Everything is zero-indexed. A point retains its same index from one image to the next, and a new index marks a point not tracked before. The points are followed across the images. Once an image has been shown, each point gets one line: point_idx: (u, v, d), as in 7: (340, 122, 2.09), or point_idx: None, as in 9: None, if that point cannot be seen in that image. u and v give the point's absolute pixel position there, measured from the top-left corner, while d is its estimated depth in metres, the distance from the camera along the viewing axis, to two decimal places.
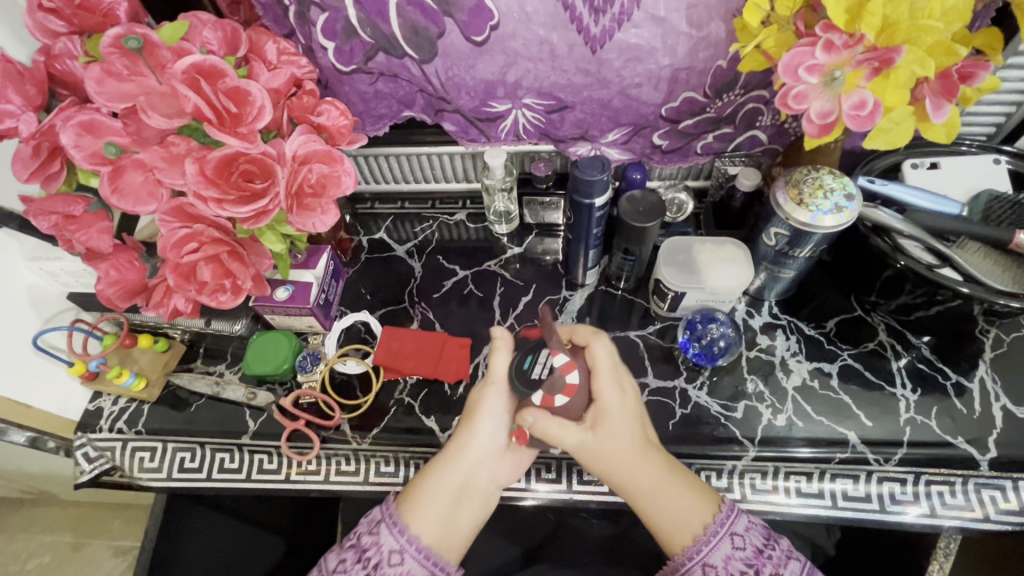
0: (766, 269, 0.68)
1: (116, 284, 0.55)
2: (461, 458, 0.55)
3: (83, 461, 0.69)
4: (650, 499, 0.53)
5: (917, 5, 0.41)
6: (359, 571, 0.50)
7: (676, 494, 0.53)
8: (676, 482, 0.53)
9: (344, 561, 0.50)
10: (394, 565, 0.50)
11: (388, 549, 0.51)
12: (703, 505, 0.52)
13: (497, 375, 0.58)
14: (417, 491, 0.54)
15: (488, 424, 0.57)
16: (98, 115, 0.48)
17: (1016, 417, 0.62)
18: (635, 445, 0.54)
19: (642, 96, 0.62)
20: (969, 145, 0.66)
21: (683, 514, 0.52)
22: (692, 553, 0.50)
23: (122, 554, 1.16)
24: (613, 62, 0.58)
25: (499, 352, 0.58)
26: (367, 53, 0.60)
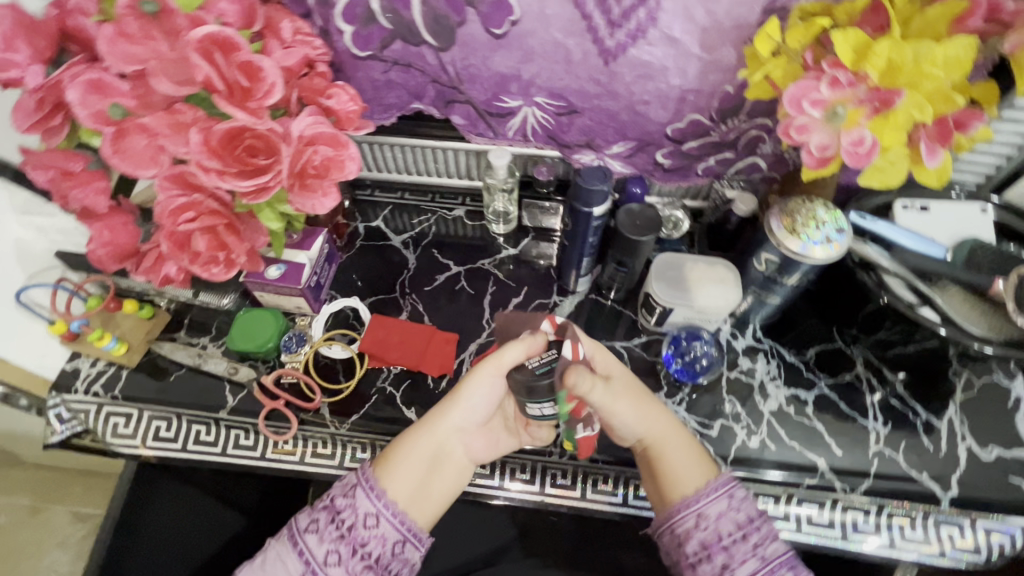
0: (754, 293, 0.70)
1: (109, 246, 0.54)
2: (437, 428, 0.56)
3: (55, 421, 0.69)
4: (655, 448, 0.57)
5: (920, 51, 0.43)
6: (332, 533, 0.49)
7: (679, 445, 0.57)
8: (678, 436, 0.57)
9: (316, 521, 0.50)
10: (367, 527, 0.50)
11: (363, 513, 0.50)
12: (702, 466, 0.56)
13: (500, 365, 0.54)
14: (394, 454, 0.54)
15: (471, 400, 0.56)
16: (106, 74, 0.48)
17: (980, 458, 0.64)
18: (640, 397, 0.58)
19: (650, 113, 0.63)
20: (958, 194, 0.68)
21: (686, 463, 0.55)
22: (692, 502, 0.53)
23: (82, 521, 1.16)
24: (624, 77, 0.59)
25: (513, 346, 0.54)
26: (384, 40, 0.60)
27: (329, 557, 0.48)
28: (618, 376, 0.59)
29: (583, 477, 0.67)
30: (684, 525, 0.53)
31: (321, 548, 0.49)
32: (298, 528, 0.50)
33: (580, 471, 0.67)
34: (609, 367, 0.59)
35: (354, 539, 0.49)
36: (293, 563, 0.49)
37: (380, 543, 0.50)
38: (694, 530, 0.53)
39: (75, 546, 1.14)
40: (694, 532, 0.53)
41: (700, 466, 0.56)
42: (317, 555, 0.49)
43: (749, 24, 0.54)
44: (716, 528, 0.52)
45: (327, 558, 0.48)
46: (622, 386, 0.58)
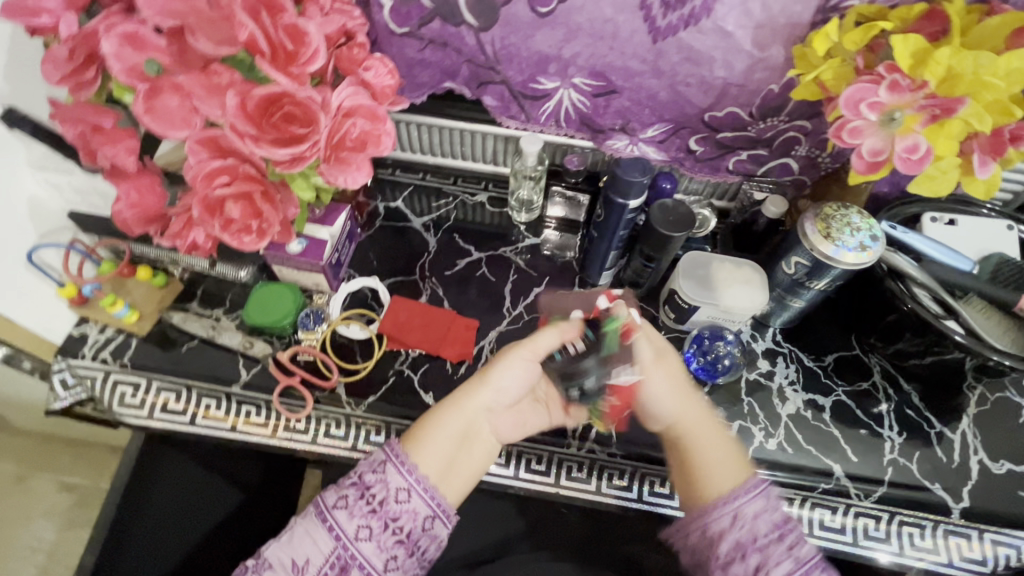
0: (778, 296, 0.70)
1: (137, 208, 0.53)
2: (468, 405, 0.56)
3: (59, 387, 0.67)
4: (693, 447, 0.57)
5: (981, 61, 0.43)
6: (361, 508, 0.50)
7: (717, 444, 0.56)
8: (718, 437, 0.58)
9: (345, 497, 0.50)
10: (399, 502, 0.51)
11: (395, 487, 0.51)
12: (736, 466, 0.55)
13: (535, 346, 0.57)
14: (423, 429, 0.54)
15: (503, 378, 0.57)
16: (143, 28, 0.46)
17: (991, 472, 0.65)
18: (680, 401, 0.59)
19: (689, 95, 0.62)
20: (990, 208, 0.68)
21: (718, 458, 0.55)
22: (727, 500, 0.52)
23: (69, 490, 1.14)
24: (671, 55, 0.58)
25: (550, 331, 0.57)
26: (423, 18, 0.59)
27: (360, 532, 0.49)
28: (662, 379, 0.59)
29: (601, 472, 0.66)
30: (717, 526, 0.52)
31: (352, 523, 0.50)
32: (327, 505, 0.51)
33: (596, 465, 0.66)
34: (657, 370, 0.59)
35: (384, 514, 0.50)
36: (323, 539, 0.49)
37: (411, 518, 0.51)
38: (730, 529, 0.52)
39: (63, 514, 1.13)
40: (726, 535, 0.52)
41: (736, 465, 0.55)
42: (347, 529, 0.49)
43: (801, 24, 0.53)
44: (751, 527, 0.51)
45: (357, 532, 0.49)
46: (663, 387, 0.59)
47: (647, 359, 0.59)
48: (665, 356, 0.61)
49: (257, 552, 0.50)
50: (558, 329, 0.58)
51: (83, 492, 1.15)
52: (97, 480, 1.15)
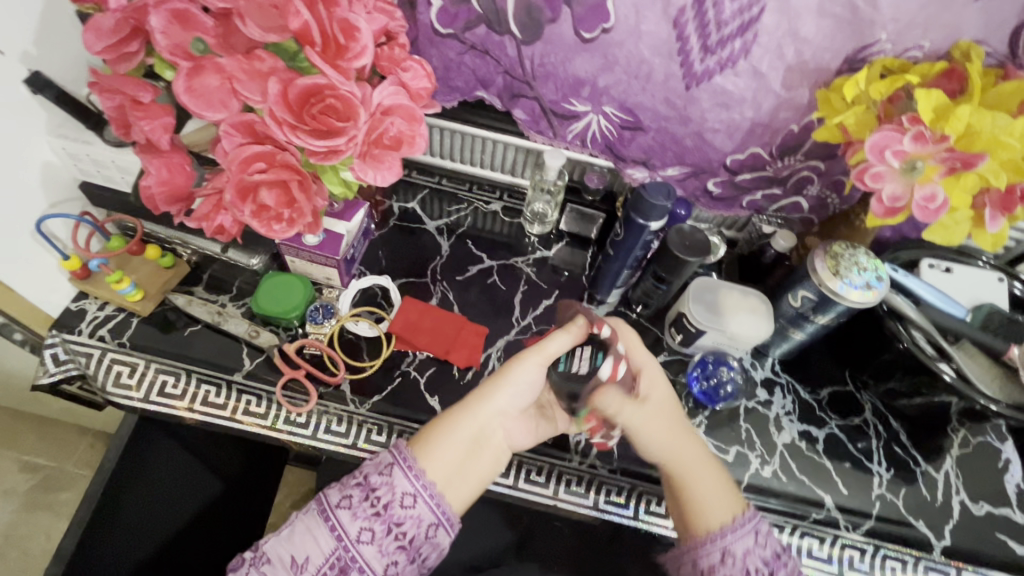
0: (781, 326, 0.72)
1: (165, 185, 0.52)
2: (481, 412, 0.55)
3: (50, 361, 0.65)
4: (686, 476, 0.55)
5: (999, 121, 0.46)
6: (366, 510, 0.49)
7: (708, 475, 0.55)
8: (712, 465, 0.56)
9: (349, 497, 0.50)
10: (403, 507, 0.50)
11: (400, 492, 0.50)
12: (729, 499, 0.54)
13: (547, 351, 0.56)
14: (432, 433, 0.53)
15: (516, 386, 0.56)
16: (193, 6, 0.45)
17: (971, 512, 0.67)
18: (674, 422, 0.57)
19: (715, 141, 0.64)
20: (985, 260, 0.72)
21: (712, 495, 0.53)
22: (716, 537, 0.51)
23: (31, 470, 1.09)
24: (702, 102, 0.60)
25: (561, 333, 0.57)
26: (469, 21, 0.59)
27: (362, 535, 0.49)
28: (660, 400, 0.58)
29: (598, 486, 0.67)
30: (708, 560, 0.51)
31: (354, 525, 0.49)
32: (330, 504, 0.50)
33: (595, 480, 0.67)
34: (654, 388, 0.58)
35: (389, 518, 0.50)
36: (324, 537, 0.49)
37: (415, 524, 0.50)
38: (719, 566, 0.51)
39: (22, 496, 1.08)
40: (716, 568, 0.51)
41: (728, 498, 0.54)
42: (350, 531, 0.49)
43: (829, 70, 0.55)
44: (742, 565, 0.51)
45: (360, 535, 0.49)
46: (659, 409, 0.57)
47: (641, 418, 0.56)
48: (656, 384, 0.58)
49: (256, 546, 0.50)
50: (568, 334, 0.57)
51: (46, 473, 1.09)
52: (63, 462, 1.10)
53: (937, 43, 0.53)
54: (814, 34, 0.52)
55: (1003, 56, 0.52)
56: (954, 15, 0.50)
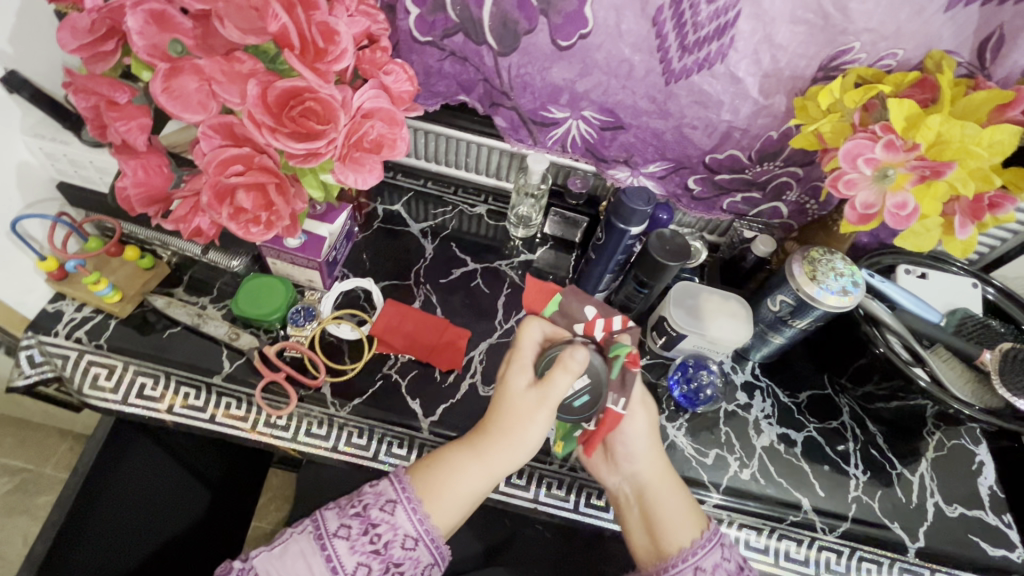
0: (761, 331, 0.72)
1: (142, 186, 0.51)
2: (495, 467, 0.54)
3: (26, 364, 0.64)
4: (656, 498, 0.60)
5: (968, 132, 0.47)
6: (364, 545, 0.50)
7: (674, 498, 0.60)
8: (675, 488, 0.61)
9: (348, 528, 0.51)
10: (405, 548, 0.51)
11: (404, 533, 0.52)
12: (690, 521, 0.58)
13: (557, 391, 0.54)
14: (441, 483, 0.53)
15: (531, 442, 0.55)
16: (170, 7, 0.45)
17: (945, 514, 0.68)
18: (652, 449, 0.62)
19: (694, 137, 0.64)
20: (959, 266, 0.72)
21: (676, 517, 0.58)
22: (689, 555, 0.56)
23: (9, 474, 1.08)
24: (681, 98, 0.61)
25: (566, 371, 0.53)
26: (447, 30, 0.60)
27: (359, 570, 0.50)
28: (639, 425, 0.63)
29: (579, 489, 0.67)
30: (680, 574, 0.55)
31: (352, 558, 0.50)
32: (327, 531, 0.51)
33: (576, 484, 0.67)
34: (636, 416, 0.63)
35: (388, 557, 0.51)
36: (318, 566, 0.50)
37: (413, 565, 0.52)
38: None
39: None
40: None
41: (689, 522, 0.58)
42: (346, 563, 0.50)
43: (804, 77, 0.56)
44: None
45: (356, 569, 0.50)
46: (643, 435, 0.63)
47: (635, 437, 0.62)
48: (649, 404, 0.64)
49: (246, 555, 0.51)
50: (573, 372, 0.53)
51: (25, 477, 1.08)
52: (41, 466, 1.09)
53: (909, 52, 0.53)
54: (787, 40, 0.53)
55: (973, 67, 0.54)
56: (925, 23, 0.51)
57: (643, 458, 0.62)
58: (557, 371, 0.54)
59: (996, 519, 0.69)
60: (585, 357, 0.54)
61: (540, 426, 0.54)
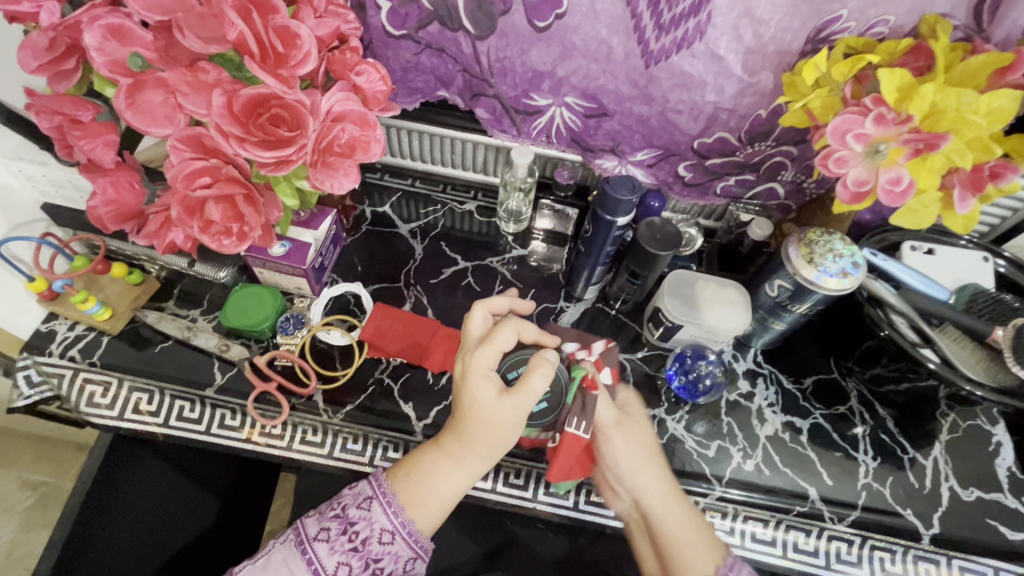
0: (760, 317, 0.70)
1: (112, 204, 0.52)
2: (473, 464, 0.53)
3: (24, 384, 0.65)
4: (664, 522, 0.57)
5: (964, 100, 0.44)
6: (343, 544, 0.51)
7: (684, 520, 0.57)
8: (689, 514, 0.57)
9: (327, 530, 0.52)
10: (382, 543, 0.52)
11: (379, 527, 0.52)
12: (707, 552, 0.55)
13: (531, 396, 0.51)
14: (415, 481, 0.53)
15: (508, 437, 0.52)
16: (128, 21, 0.44)
17: (960, 499, 0.66)
18: (654, 471, 0.59)
19: (680, 126, 0.63)
20: (967, 241, 0.69)
21: (689, 544, 0.55)
22: None
23: (30, 488, 1.10)
24: (662, 85, 0.59)
25: (540, 374, 0.51)
26: (421, 19, 0.58)
27: (339, 569, 0.50)
28: (625, 446, 0.60)
29: (578, 488, 0.67)
30: None
31: (331, 559, 0.51)
32: (308, 535, 0.52)
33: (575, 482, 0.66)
34: (618, 437, 0.60)
35: (366, 553, 0.51)
36: (300, 569, 0.51)
37: (392, 559, 0.52)
38: None
39: (21, 514, 1.09)
40: None
41: (712, 550, 0.55)
42: (327, 564, 0.51)
43: (791, 51, 0.54)
44: None
45: (336, 569, 0.51)
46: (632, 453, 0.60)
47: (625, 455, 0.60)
48: (627, 420, 0.62)
49: (233, 570, 0.52)
50: (544, 375, 0.51)
51: (46, 490, 1.10)
52: (61, 479, 1.11)
53: (902, 18, 0.50)
54: (769, 13, 0.51)
55: (970, 29, 0.50)
56: None
57: (638, 481, 0.59)
58: (532, 375, 0.51)
59: (1015, 502, 0.66)
60: (556, 359, 0.53)
61: (515, 429, 0.52)
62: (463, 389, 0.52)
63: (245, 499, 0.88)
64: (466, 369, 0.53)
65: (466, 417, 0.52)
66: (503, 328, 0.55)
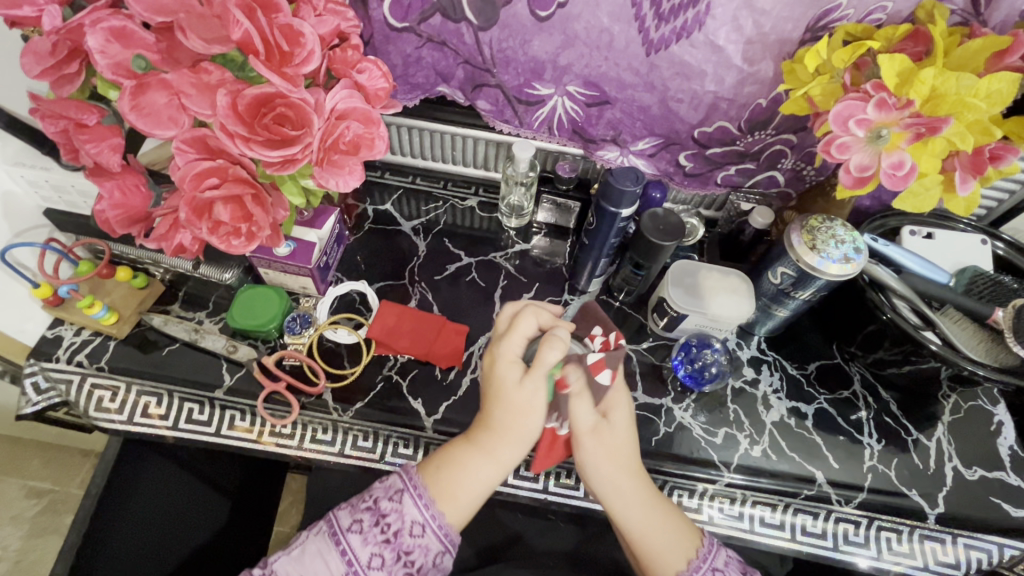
0: (764, 305, 0.71)
1: (120, 208, 0.52)
2: (503, 454, 0.54)
3: (31, 391, 0.65)
4: (630, 525, 0.57)
5: (963, 84, 0.45)
6: (376, 536, 0.52)
7: (653, 522, 0.57)
8: (660, 515, 0.57)
9: (360, 522, 0.52)
10: (413, 536, 0.52)
11: (411, 520, 0.53)
12: (681, 543, 0.56)
13: (547, 369, 0.52)
14: (446, 471, 0.54)
15: (535, 419, 0.54)
16: (130, 22, 0.44)
17: (964, 477, 0.67)
18: (621, 477, 0.58)
19: (680, 104, 0.62)
20: (966, 224, 0.70)
21: (664, 545, 0.56)
22: None
23: (36, 496, 1.10)
24: (663, 71, 0.59)
25: (552, 346, 0.52)
26: (424, 12, 0.58)
27: (373, 560, 0.51)
28: (593, 457, 0.58)
29: None
30: None
31: (365, 550, 0.51)
32: (341, 527, 0.52)
33: None
34: (590, 447, 0.58)
35: (398, 545, 0.52)
36: (334, 562, 0.51)
37: (423, 552, 0.53)
38: None
39: (29, 522, 1.08)
40: None
41: (683, 540, 0.56)
42: (360, 556, 0.51)
43: (792, 40, 0.54)
44: None
45: (370, 561, 0.51)
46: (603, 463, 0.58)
47: (594, 461, 0.58)
48: (608, 427, 0.59)
49: (263, 562, 0.52)
50: (557, 348, 0.52)
51: (53, 497, 1.10)
52: (67, 486, 1.11)
53: (899, 4, 0.51)
54: (770, 4, 0.51)
55: (967, 14, 0.51)
56: None
57: (611, 479, 0.58)
58: (544, 348, 0.52)
59: (1018, 479, 0.67)
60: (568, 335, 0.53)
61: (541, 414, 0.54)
62: (491, 376, 0.54)
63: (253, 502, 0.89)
64: (494, 358, 0.55)
65: (495, 405, 0.54)
66: (524, 314, 0.56)
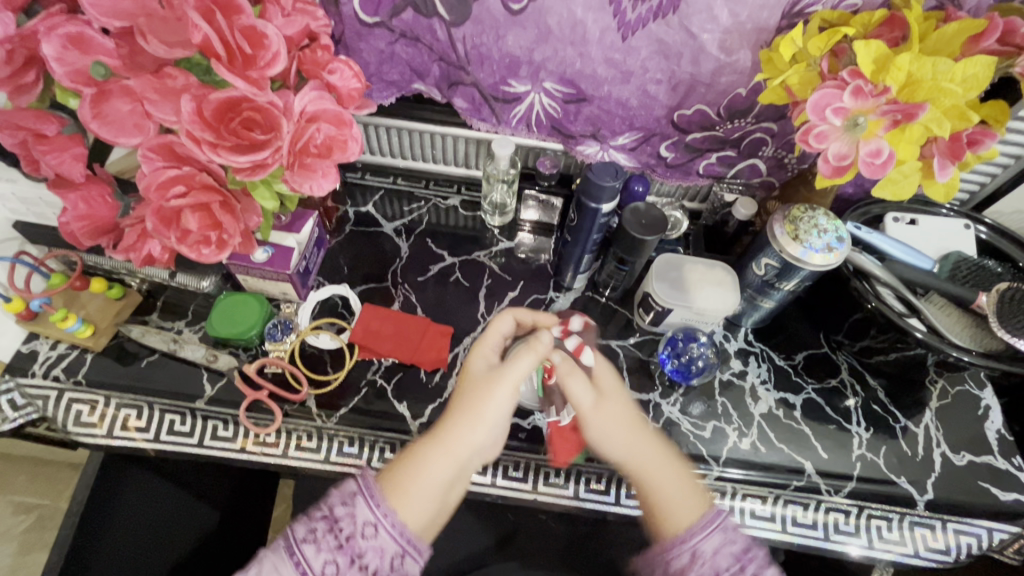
0: (749, 296, 0.70)
1: (85, 219, 0.51)
2: (466, 452, 0.53)
3: (7, 408, 0.62)
4: (644, 475, 0.55)
5: (940, 68, 0.44)
6: (330, 542, 0.47)
7: (665, 476, 0.54)
8: (668, 467, 0.55)
9: (314, 530, 0.47)
10: (366, 537, 0.48)
11: (362, 521, 0.48)
12: (687, 495, 0.53)
13: (519, 373, 0.54)
14: (407, 471, 0.51)
15: (502, 417, 0.54)
16: (88, 28, 0.42)
17: (952, 463, 0.67)
18: (627, 430, 0.57)
19: (658, 93, 0.61)
20: (948, 209, 0.70)
21: (675, 495, 0.53)
22: (686, 537, 0.50)
23: (24, 511, 1.08)
24: (640, 51, 0.57)
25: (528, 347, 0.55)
26: (395, 7, 0.57)
27: (327, 569, 0.46)
28: (597, 413, 0.58)
29: (576, 476, 0.67)
30: (679, 562, 0.50)
31: (318, 558, 0.46)
32: (294, 539, 0.47)
33: (573, 470, 0.67)
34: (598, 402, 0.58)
35: (351, 550, 0.47)
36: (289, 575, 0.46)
37: (376, 556, 0.48)
38: (691, 568, 0.49)
39: (17, 538, 1.06)
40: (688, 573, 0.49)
41: (690, 497, 0.53)
42: (314, 565, 0.46)
43: (768, 29, 0.53)
44: (711, 565, 0.49)
45: (323, 569, 0.46)
46: (610, 417, 0.57)
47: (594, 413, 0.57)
48: (610, 391, 0.59)
49: None
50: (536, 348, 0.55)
51: (41, 512, 1.08)
52: (56, 500, 1.09)
53: None
54: None
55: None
56: None
57: (613, 440, 0.56)
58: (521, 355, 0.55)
59: (1005, 463, 0.67)
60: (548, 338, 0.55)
61: (508, 409, 0.54)
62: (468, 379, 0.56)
63: (244, 512, 0.88)
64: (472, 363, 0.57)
65: (466, 403, 0.54)
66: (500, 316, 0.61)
